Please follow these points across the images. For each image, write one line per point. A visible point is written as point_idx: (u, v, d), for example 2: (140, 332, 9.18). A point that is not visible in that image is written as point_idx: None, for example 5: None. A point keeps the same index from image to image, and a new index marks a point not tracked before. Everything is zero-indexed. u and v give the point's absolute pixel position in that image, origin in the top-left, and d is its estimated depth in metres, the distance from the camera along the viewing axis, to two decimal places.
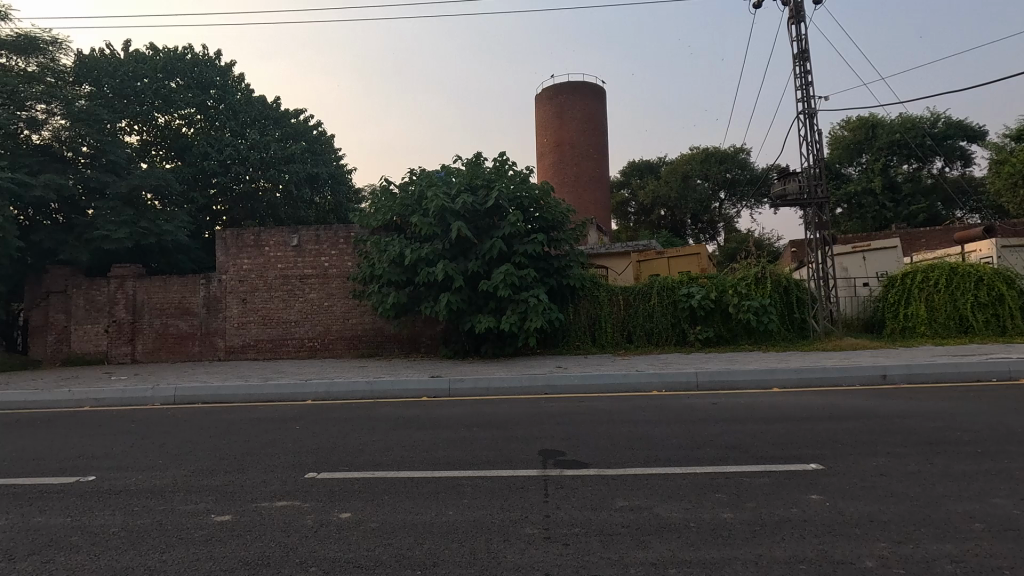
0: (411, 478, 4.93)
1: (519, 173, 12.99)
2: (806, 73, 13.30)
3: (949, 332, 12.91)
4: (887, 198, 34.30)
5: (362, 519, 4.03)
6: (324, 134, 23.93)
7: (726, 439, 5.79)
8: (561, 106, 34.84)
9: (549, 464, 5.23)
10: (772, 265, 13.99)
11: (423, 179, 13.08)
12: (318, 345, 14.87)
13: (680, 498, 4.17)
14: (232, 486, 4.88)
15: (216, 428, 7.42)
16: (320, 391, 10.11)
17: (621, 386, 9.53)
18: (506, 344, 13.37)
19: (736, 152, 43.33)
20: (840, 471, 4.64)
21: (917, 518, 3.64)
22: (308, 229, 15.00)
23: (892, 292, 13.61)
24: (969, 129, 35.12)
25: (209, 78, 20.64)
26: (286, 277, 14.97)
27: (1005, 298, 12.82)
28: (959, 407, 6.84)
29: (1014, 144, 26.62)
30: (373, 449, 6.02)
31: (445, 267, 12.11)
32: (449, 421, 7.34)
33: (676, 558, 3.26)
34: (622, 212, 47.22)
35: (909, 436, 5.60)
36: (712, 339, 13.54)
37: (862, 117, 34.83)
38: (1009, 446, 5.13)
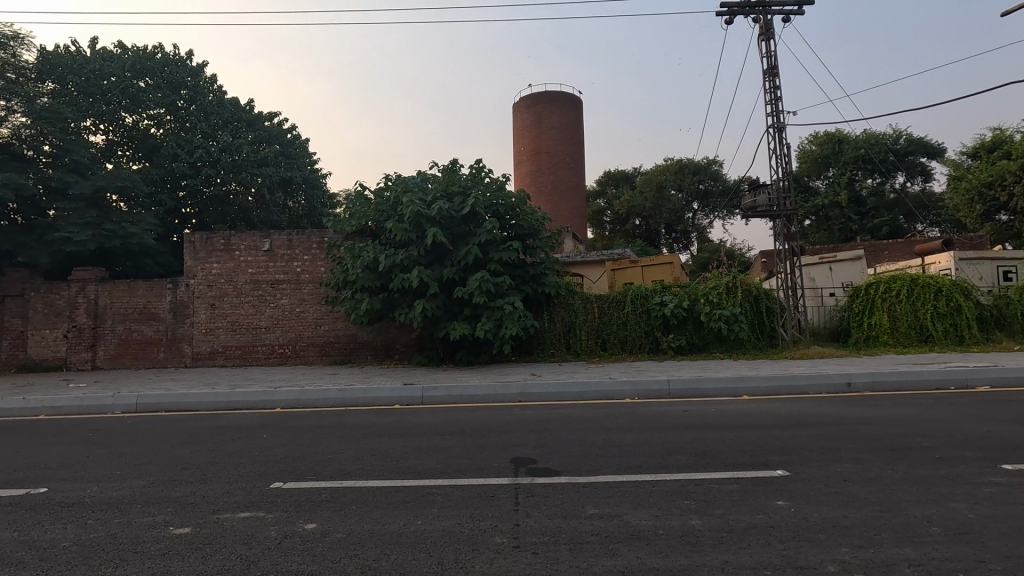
0: (380, 488, 4.84)
1: (495, 180, 12.98)
2: (775, 90, 13.67)
3: (910, 341, 13.36)
4: (853, 211, 35.38)
5: (328, 530, 3.94)
6: (298, 138, 23.60)
7: (696, 446, 5.84)
8: (539, 115, 35.09)
9: (521, 471, 5.21)
10: (742, 274, 14.29)
11: (398, 185, 13.01)
12: (289, 352, 14.58)
13: (650, 505, 4.19)
14: (193, 497, 4.72)
15: (180, 437, 7.20)
16: (290, 398, 9.91)
17: (594, 393, 9.57)
18: (480, 352, 13.34)
19: (709, 163, 44.14)
20: (807, 477, 4.72)
21: (878, 523, 3.72)
22: (280, 234, 14.73)
23: (857, 301, 14.00)
24: (929, 146, 36.59)
25: (180, 78, 20.16)
26: (256, 282, 14.67)
27: (963, 308, 13.32)
28: (921, 414, 7.04)
29: (971, 161, 27.86)
30: (343, 458, 5.91)
31: (420, 274, 12.03)
32: (422, 429, 7.26)
33: (644, 565, 3.27)
34: (598, 221, 47.82)
35: (872, 443, 5.74)
36: (684, 348, 13.73)
37: (829, 132, 36.17)
38: (967, 451, 5.30)
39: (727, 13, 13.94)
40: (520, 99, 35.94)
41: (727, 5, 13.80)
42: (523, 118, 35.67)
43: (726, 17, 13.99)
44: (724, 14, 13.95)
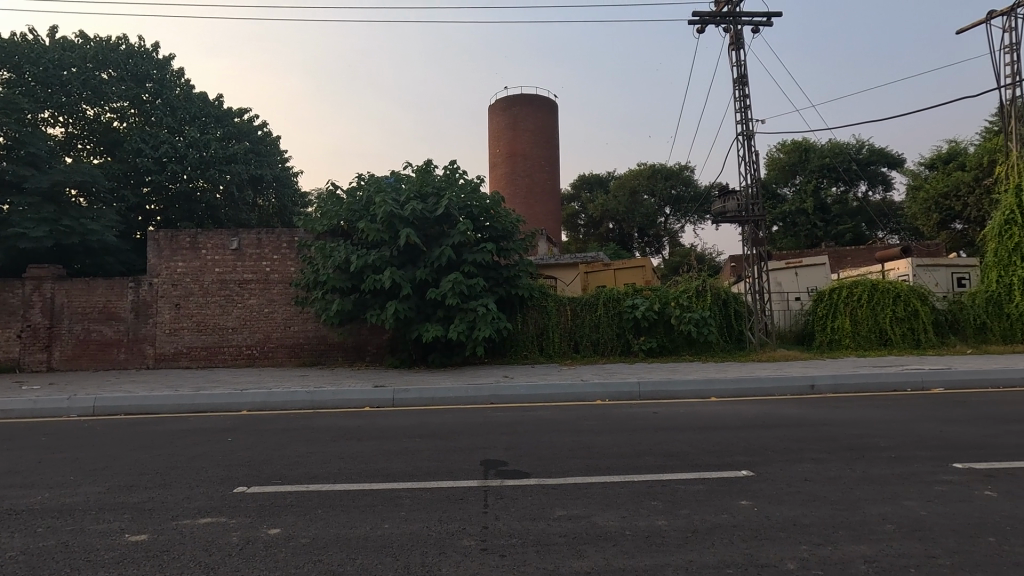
0: (347, 492, 4.77)
1: (469, 182, 12.95)
2: (745, 98, 13.98)
3: (870, 344, 13.82)
4: (818, 218, 36.44)
5: (293, 535, 3.86)
6: (269, 135, 23.13)
7: (664, 447, 5.92)
8: (514, 118, 35.17)
9: (490, 474, 5.20)
10: (711, 278, 14.56)
11: (371, 185, 12.86)
12: (257, 353, 14.27)
13: (617, 506, 4.22)
14: (151, 503, 4.56)
15: (139, 441, 6.97)
16: (257, 400, 9.69)
17: (566, 395, 9.62)
18: (453, 354, 13.29)
19: (681, 169, 44.90)
20: (770, 477, 4.83)
21: (836, 522, 3.83)
22: (249, 233, 14.40)
23: (821, 305, 14.41)
24: (889, 157, 37.95)
25: (145, 71, 19.65)
26: (223, 282, 14.32)
27: (919, 313, 13.84)
28: (879, 415, 7.27)
29: (929, 172, 28.98)
30: (310, 461, 5.80)
31: (392, 275, 11.91)
32: (392, 432, 7.19)
33: (610, 566, 3.29)
34: (572, 224, 48.19)
35: (832, 443, 5.92)
36: (655, 350, 13.92)
37: (796, 141, 37.14)
38: (921, 451, 5.50)
39: (699, 22, 14.19)
40: (496, 102, 35.97)
41: (699, 14, 14.06)
42: (498, 120, 35.71)
43: (698, 26, 14.25)
44: (696, 23, 14.19)
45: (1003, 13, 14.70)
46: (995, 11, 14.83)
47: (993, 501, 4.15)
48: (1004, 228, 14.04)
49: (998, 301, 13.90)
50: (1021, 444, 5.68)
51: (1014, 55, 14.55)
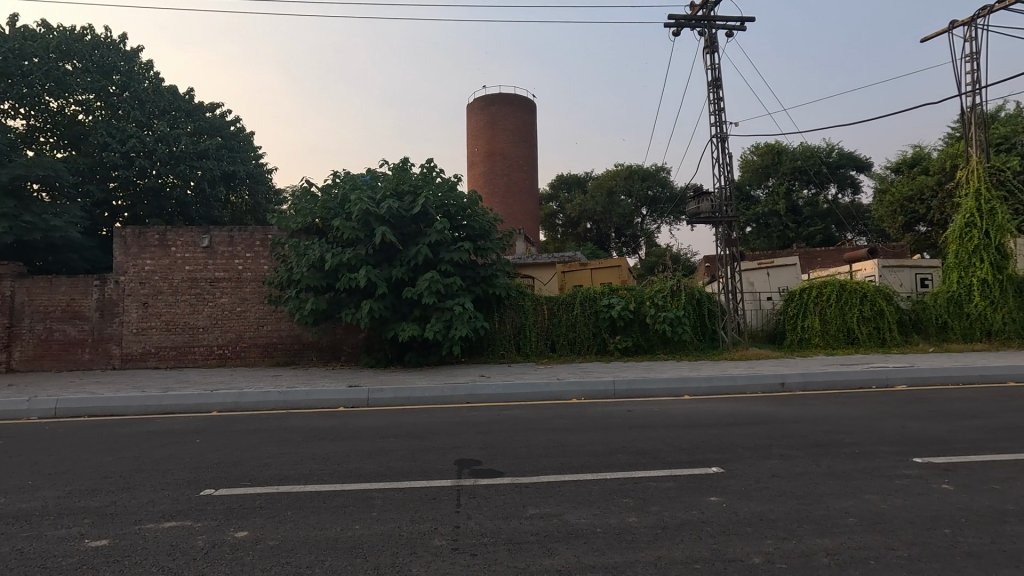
0: (318, 493, 4.71)
1: (446, 181, 12.89)
2: (719, 101, 14.20)
3: (839, 344, 14.19)
4: (790, 219, 37.26)
5: (260, 538, 3.79)
6: (242, 131, 22.68)
7: (637, 445, 5.99)
8: (493, 117, 35.13)
9: (464, 473, 5.19)
10: (686, 278, 14.76)
11: (347, 182, 12.71)
12: (229, 353, 13.98)
13: (589, 504, 4.26)
14: (114, 507, 4.44)
15: (103, 443, 6.77)
16: (227, 401, 9.49)
17: (541, 394, 9.65)
18: (430, 353, 13.22)
19: (657, 170, 45.41)
20: (739, 473, 4.92)
21: (801, 516, 3.91)
22: (221, 230, 14.10)
23: (792, 305, 14.72)
24: (858, 160, 38.96)
25: (112, 63, 19.05)
26: (194, 280, 13.99)
27: (885, 313, 14.25)
28: (844, 412, 7.47)
29: (895, 175, 29.85)
30: (281, 462, 5.71)
31: (368, 273, 11.78)
32: (366, 432, 7.12)
33: (580, 563, 3.31)
34: (550, 224, 48.43)
35: (800, 439, 6.06)
36: (631, 349, 14.06)
37: (769, 144, 37.88)
38: (883, 447, 5.66)
39: (675, 24, 14.35)
40: (475, 100, 35.88)
41: (674, 17, 14.23)
42: (476, 119, 35.62)
43: (673, 29, 14.42)
44: (671, 26, 14.36)
45: (964, 22, 15.21)
46: (957, 20, 15.33)
47: (949, 494, 4.29)
48: (964, 231, 14.50)
49: (958, 301, 14.42)
50: (977, 439, 5.88)
51: (974, 63, 15.06)
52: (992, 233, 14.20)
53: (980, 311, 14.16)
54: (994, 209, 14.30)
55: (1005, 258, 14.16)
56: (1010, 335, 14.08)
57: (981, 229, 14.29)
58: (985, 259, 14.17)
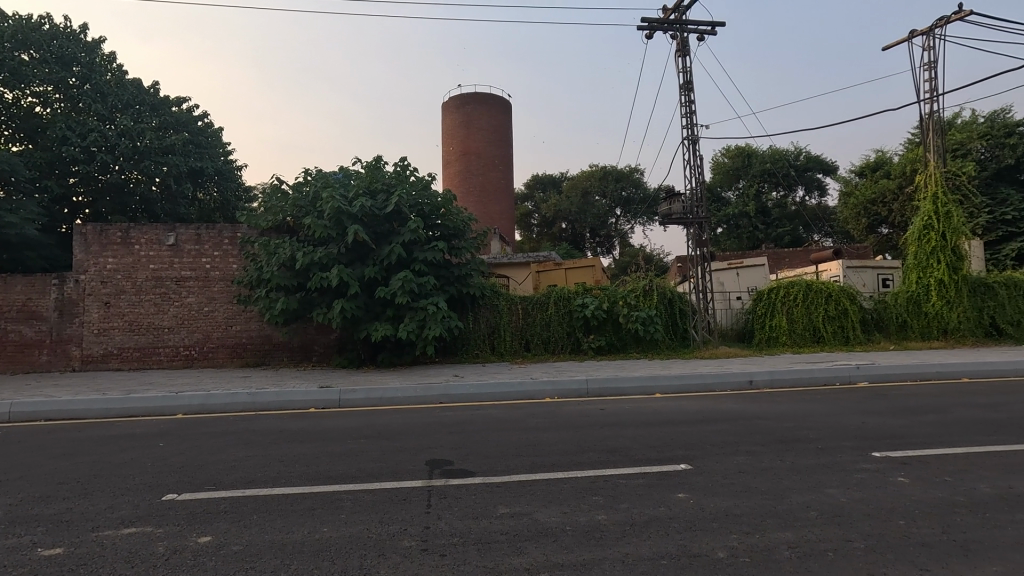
0: (285, 496, 4.62)
1: (420, 180, 12.78)
2: (690, 104, 14.43)
3: (805, 342, 14.58)
4: (759, 220, 38.11)
5: (224, 543, 3.71)
6: (210, 126, 22.14)
7: (609, 443, 6.05)
8: (468, 116, 35.02)
9: (435, 473, 5.16)
10: (658, 278, 14.97)
11: (319, 180, 12.52)
12: (196, 353, 13.63)
13: (560, 502, 4.29)
14: (70, 514, 4.28)
15: (61, 448, 6.53)
16: (193, 403, 9.26)
17: (514, 393, 9.66)
18: (403, 353, 13.12)
19: (631, 171, 45.93)
20: (706, 470, 5.01)
21: (765, 511, 4.01)
22: (187, 228, 13.73)
23: (760, 305, 15.04)
24: (824, 164, 40.06)
25: (72, 54, 18.33)
26: (158, 279, 13.60)
27: (849, 312, 14.68)
28: (809, 408, 7.68)
29: (859, 179, 30.75)
30: (248, 465, 5.59)
31: (340, 272, 11.62)
32: (337, 433, 7.02)
33: (549, 562, 3.33)
34: (525, 224, 48.57)
35: (766, 436, 6.20)
36: (604, 348, 14.19)
37: (740, 147, 38.67)
38: (844, 442, 5.83)
39: (648, 27, 14.54)
40: (450, 99, 35.69)
41: (647, 20, 14.40)
42: (451, 118, 35.44)
43: (646, 31, 14.59)
44: (644, 28, 14.52)
45: (924, 32, 15.77)
46: (917, 30, 15.88)
47: (904, 486, 4.45)
48: (922, 233, 14.98)
49: (917, 300, 14.95)
50: (932, 433, 6.12)
51: (933, 72, 15.63)
52: (948, 235, 14.70)
53: (937, 311, 14.71)
54: (950, 212, 14.79)
55: (961, 259, 14.68)
56: (964, 333, 14.68)
57: (939, 231, 14.76)
58: (943, 260, 14.67)
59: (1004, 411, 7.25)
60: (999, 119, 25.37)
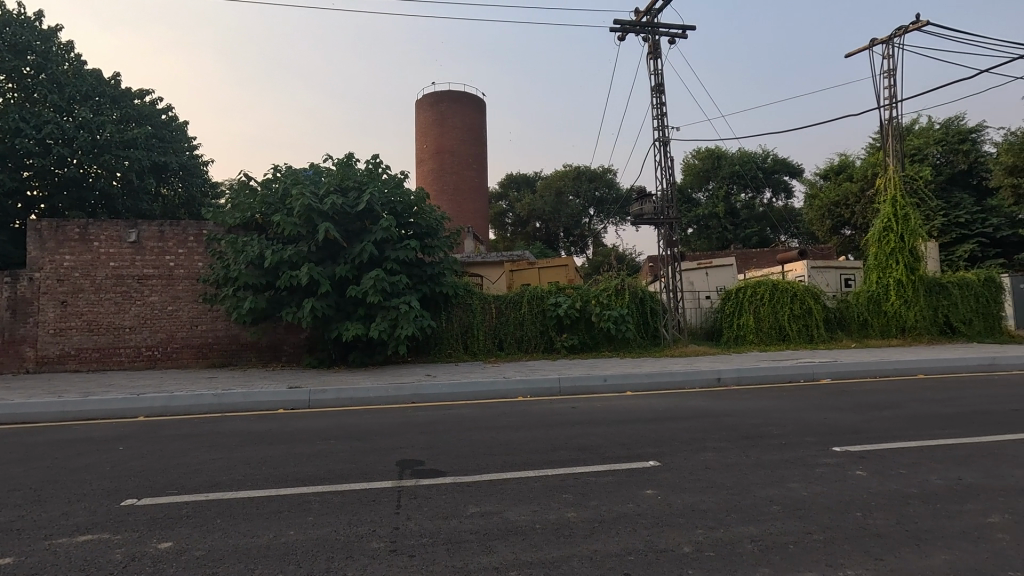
0: (251, 499, 4.53)
1: (393, 178, 12.66)
2: (661, 106, 14.63)
3: (771, 340, 14.94)
4: (728, 221, 38.91)
5: (186, 548, 3.62)
6: (174, 120, 21.51)
7: (579, 441, 6.11)
8: (441, 114, 34.79)
9: (406, 473, 5.13)
10: (630, 277, 15.16)
11: (288, 177, 12.29)
12: (159, 353, 13.23)
13: (530, 501, 4.31)
14: (22, 522, 4.11)
15: (12, 453, 6.26)
16: (156, 405, 8.99)
17: (487, 392, 9.64)
18: (375, 352, 12.99)
19: (604, 172, 46.37)
20: (674, 466, 5.10)
21: (730, 506, 4.10)
22: (150, 224, 13.30)
23: (728, 304, 15.36)
24: (790, 167, 41.15)
25: (25, 42, 17.52)
26: (119, 277, 13.14)
27: (813, 311, 15.11)
28: (774, 405, 7.88)
29: (823, 182, 31.66)
30: (212, 468, 5.45)
31: (310, 271, 11.43)
32: (306, 434, 6.91)
33: (518, 560, 3.34)
34: (499, 223, 48.59)
35: (733, 432, 6.34)
36: (577, 346, 14.29)
37: (710, 149, 39.37)
38: (807, 437, 6.01)
39: (621, 29, 14.69)
40: (424, 96, 35.44)
41: (620, 22, 14.54)
42: (424, 115, 35.16)
43: (619, 33, 14.73)
44: (617, 31, 14.66)
45: (884, 41, 16.32)
46: (877, 39, 16.44)
47: (862, 480, 4.61)
48: (883, 235, 15.50)
49: (877, 300, 15.50)
50: (888, 428, 6.36)
51: (892, 80, 16.21)
52: (906, 237, 15.24)
53: (896, 310, 15.28)
54: (908, 215, 15.34)
55: (917, 260, 15.26)
56: (920, 331, 15.29)
57: (898, 233, 15.30)
58: (901, 261, 15.24)
59: (955, 405, 7.58)
60: (953, 126, 26.46)
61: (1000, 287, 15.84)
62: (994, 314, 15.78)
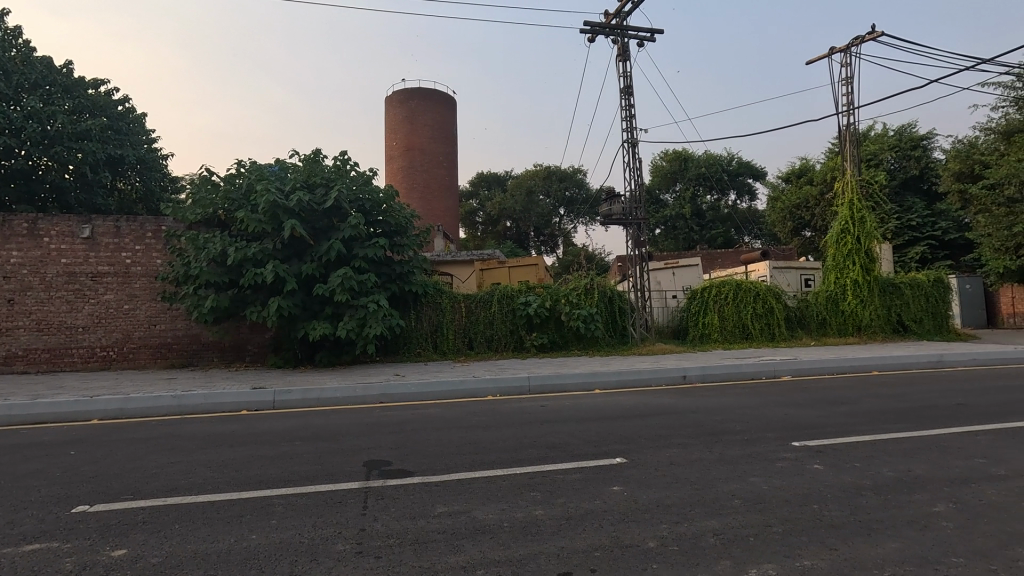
0: (211, 503, 4.40)
1: (362, 174, 12.47)
2: (630, 108, 14.83)
3: (734, 338, 15.33)
4: (694, 222, 39.73)
5: (140, 555, 3.49)
6: (132, 111, 20.71)
7: (548, 439, 6.15)
8: (412, 111, 34.47)
9: (373, 474, 5.07)
10: (599, 277, 15.34)
11: (253, 172, 11.98)
12: (114, 354, 12.74)
13: (498, 499, 4.31)
14: None
15: None
16: (111, 407, 8.64)
17: (457, 392, 9.61)
18: (343, 352, 12.79)
19: (574, 172, 46.77)
20: (641, 462, 5.19)
21: (693, 500, 4.19)
22: (105, 220, 12.78)
23: (694, 304, 15.68)
24: (754, 170, 42.26)
25: None
26: (71, 275, 12.58)
27: (775, 311, 15.57)
28: (738, 402, 8.10)
29: (785, 185, 32.62)
30: (171, 472, 5.29)
31: (275, 269, 11.17)
32: (270, 436, 6.75)
33: (485, 559, 3.34)
34: (470, 221, 48.50)
35: (698, 428, 6.48)
36: (546, 345, 14.36)
37: (677, 150, 40.07)
38: (768, 433, 6.18)
39: (591, 31, 14.82)
40: (394, 93, 35.05)
41: (590, 24, 14.68)
42: (394, 112, 34.77)
43: (590, 35, 14.84)
44: (587, 32, 14.77)
45: (842, 49, 16.92)
46: (836, 47, 17.02)
47: (820, 473, 4.76)
48: (840, 237, 16.08)
49: (834, 300, 16.07)
50: (844, 422, 6.61)
51: (850, 87, 16.81)
52: (862, 239, 15.85)
53: (852, 309, 15.87)
54: (864, 218, 15.94)
55: (872, 261, 15.88)
56: (875, 329, 15.93)
57: (854, 235, 15.88)
58: (857, 262, 15.83)
59: (906, 401, 7.92)
60: (906, 132, 27.63)
61: (948, 288, 16.62)
62: (943, 313, 16.54)
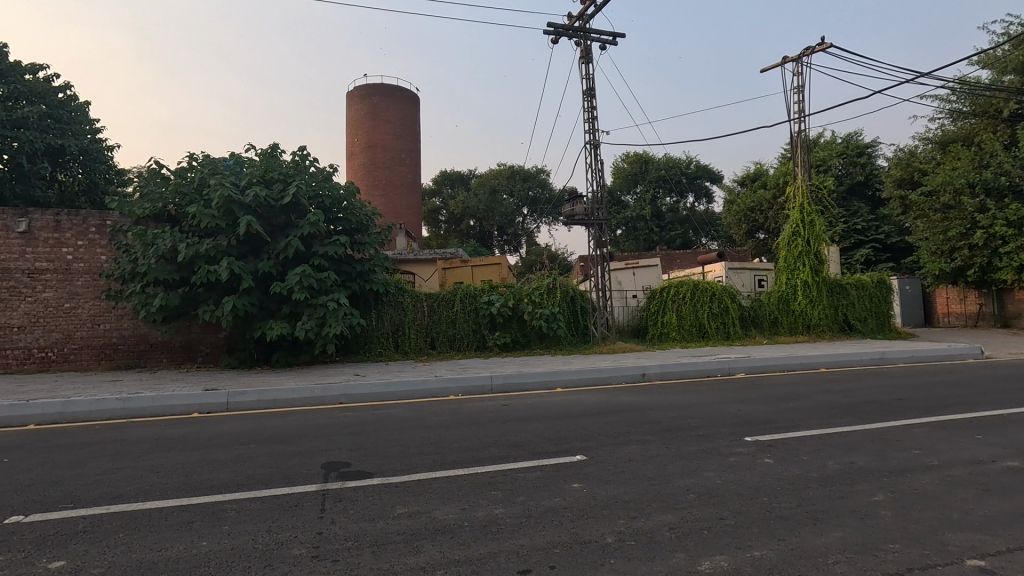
0: (158, 509, 4.23)
1: (321, 170, 12.20)
2: (592, 110, 15.02)
3: (691, 337, 15.72)
4: (654, 224, 40.61)
5: (81, 567, 3.32)
6: (74, 98, 19.62)
7: (509, 437, 6.17)
8: (374, 107, 33.94)
9: (331, 476, 4.98)
10: (562, 276, 15.48)
11: (206, 166, 11.58)
12: (52, 355, 12.06)
13: (459, 499, 4.29)
14: None
15: None
16: (49, 411, 8.18)
17: (418, 392, 9.52)
18: (301, 352, 12.48)
19: (538, 172, 47.03)
20: (600, 459, 5.27)
21: (650, 495, 4.29)
22: (43, 213, 12.07)
23: (653, 303, 16.04)
24: (711, 173, 43.46)
25: None
26: (5, 271, 11.82)
27: (730, 310, 16.05)
28: (694, 398, 8.32)
29: (739, 188, 33.68)
30: (116, 478, 5.05)
31: (229, 266, 10.81)
32: (223, 439, 6.53)
33: (446, 559, 3.33)
34: (433, 219, 48.16)
35: (655, 425, 6.63)
36: (509, 344, 14.38)
37: (638, 153, 40.82)
38: (722, 429, 6.38)
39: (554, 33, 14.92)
40: (354, 89, 34.40)
41: (553, 26, 14.76)
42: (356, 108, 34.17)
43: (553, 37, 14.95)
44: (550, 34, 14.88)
45: (794, 59, 17.58)
46: (788, 56, 17.68)
47: (770, 467, 4.95)
48: (792, 239, 16.75)
49: (786, 299, 16.70)
50: (793, 418, 6.88)
51: (801, 95, 17.49)
52: (812, 241, 16.53)
53: (802, 309, 16.55)
54: (814, 221, 16.64)
55: (821, 262, 16.58)
56: (823, 328, 16.64)
57: (804, 238, 16.56)
58: (806, 263, 16.52)
59: (851, 396, 8.31)
60: (852, 141, 28.98)
61: (890, 288, 17.51)
62: (885, 312, 17.41)
